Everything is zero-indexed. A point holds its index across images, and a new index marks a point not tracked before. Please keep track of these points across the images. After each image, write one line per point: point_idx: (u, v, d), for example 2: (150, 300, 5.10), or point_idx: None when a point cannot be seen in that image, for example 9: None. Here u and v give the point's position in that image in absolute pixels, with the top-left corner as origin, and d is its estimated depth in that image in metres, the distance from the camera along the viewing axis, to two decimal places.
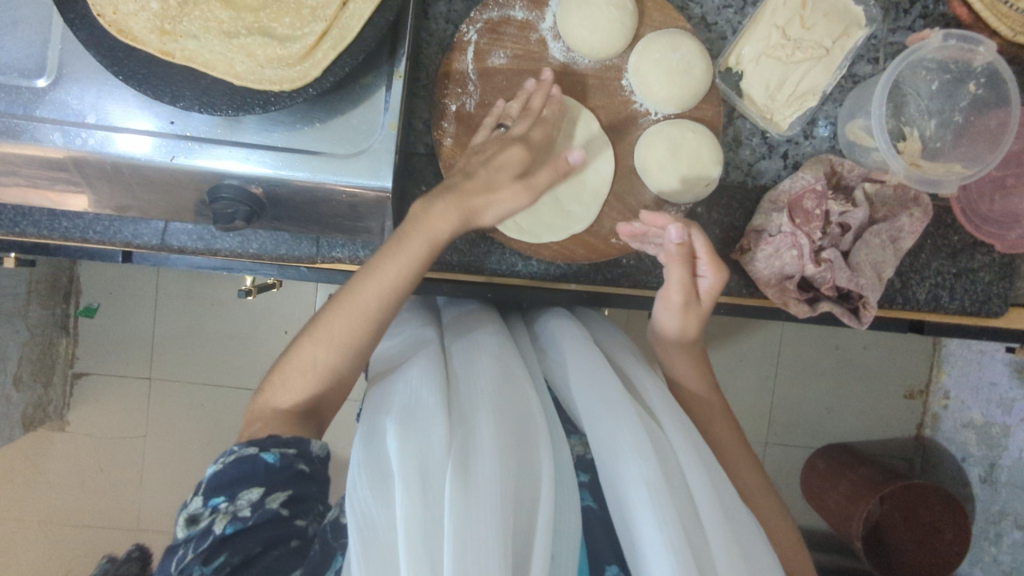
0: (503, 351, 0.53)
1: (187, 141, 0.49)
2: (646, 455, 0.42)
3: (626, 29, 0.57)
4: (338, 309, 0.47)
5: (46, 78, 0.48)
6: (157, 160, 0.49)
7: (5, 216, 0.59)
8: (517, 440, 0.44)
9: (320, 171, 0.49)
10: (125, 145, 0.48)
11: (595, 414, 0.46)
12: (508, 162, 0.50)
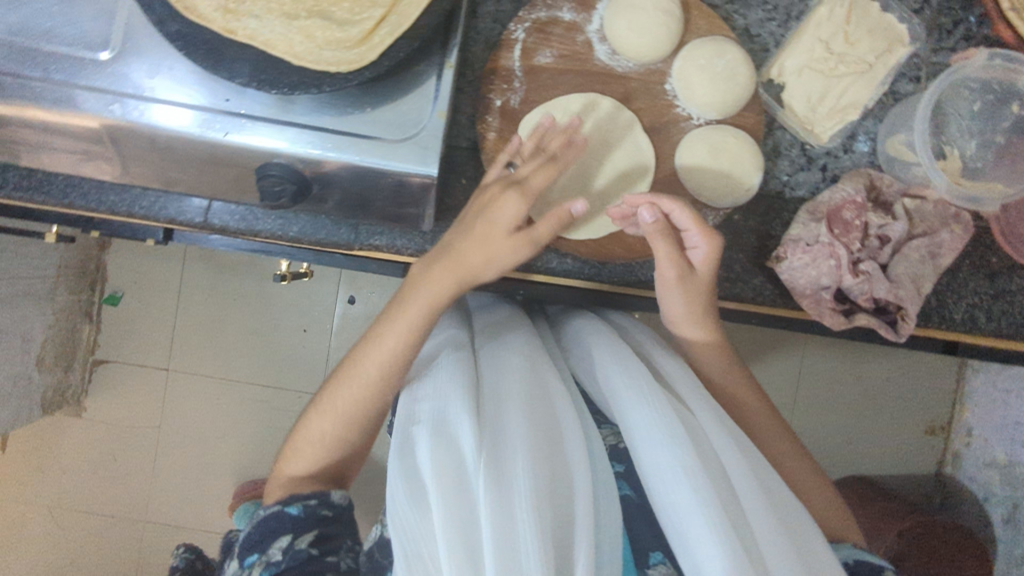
0: (525, 346, 0.54)
1: (237, 117, 0.50)
2: (679, 441, 0.43)
3: (673, 34, 0.58)
4: (346, 383, 0.53)
5: (109, 52, 0.49)
6: (204, 135, 0.50)
7: (52, 189, 0.59)
8: (546, 434, 0.46)
9: (369, 154, 0.51)
10: (165, 118, 0.49)
11: (625, 400, 0.47)
12: (501, 212, 0.50)
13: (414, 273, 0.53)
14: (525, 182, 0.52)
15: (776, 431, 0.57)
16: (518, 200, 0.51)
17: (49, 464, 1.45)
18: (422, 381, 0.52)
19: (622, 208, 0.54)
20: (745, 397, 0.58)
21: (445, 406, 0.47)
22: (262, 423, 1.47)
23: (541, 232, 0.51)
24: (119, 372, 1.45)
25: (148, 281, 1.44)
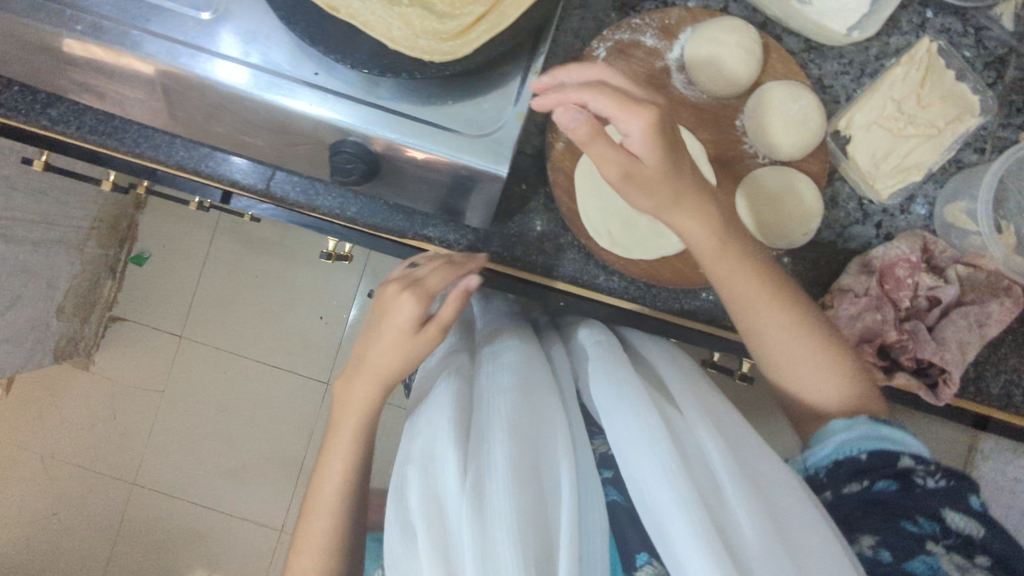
0: (518, 365, 0.59)
1: (283, 79, 0.50)
2: (660, 444, 0.45)
3: (751, 71, 0.59)
4: (317, 510, 0.56)
5: (209, 13, 0.50)
6: (251, 92, 0.50)
7: (128, 136, 0.62)
8: (529, 450, 0.49)
9: (445, 146, 0.51)
10: (221, 70, 0.49)
11: (614, 405, 0.50)
12: (400, 315, 0.55)
13: (353, 375, 0.58)
14: (421, 281, 0.57)
15: (812, 347, 0.55)
16: (413, 302, 0.55)
17: (47, 413, 1.45)
18: (421, 410, 0.57)
19: (564, 97, 0.50)
20: (776, 320, 0.55)
21: (432, 434, 0.52)
22: (264, 402, 1.47)
23: (445, 316, 0.56)
24: (133, 331, 1.46)
25: (176, 247, 1.46)
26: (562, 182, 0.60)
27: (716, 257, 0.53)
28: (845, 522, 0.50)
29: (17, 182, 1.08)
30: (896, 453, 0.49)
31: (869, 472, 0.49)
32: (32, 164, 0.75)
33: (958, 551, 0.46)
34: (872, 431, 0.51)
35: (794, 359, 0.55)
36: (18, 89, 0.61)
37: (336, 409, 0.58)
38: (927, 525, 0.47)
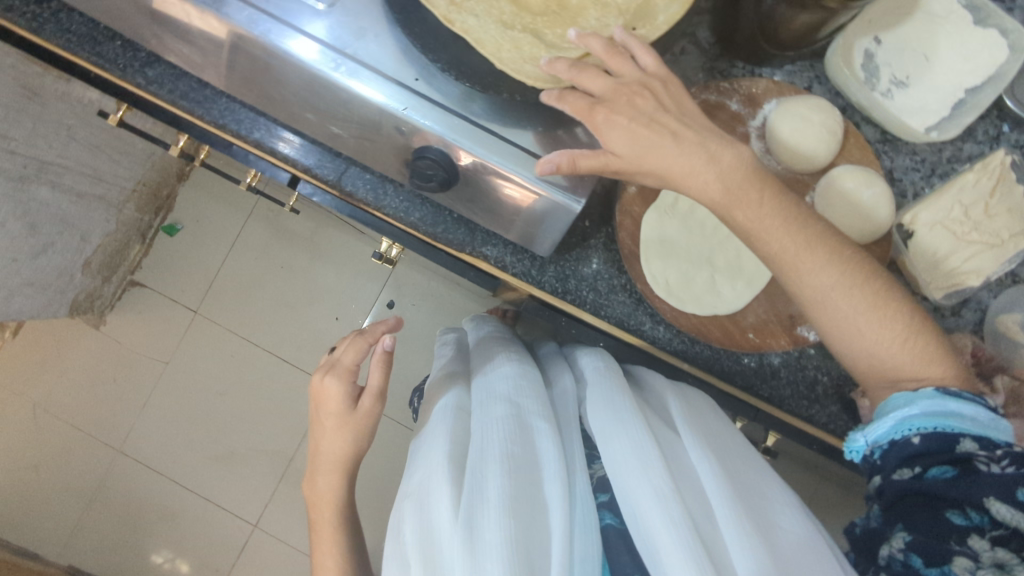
0: (516, 392, 0.61)
1: (350, 59, 0.51)
2: (652, 469, 0.48)
3: (829, 151, 0.60)
4: (321, 534, 0.73)
5: (323, 3, 0.51)
6: (318, 67, 0.50)
7: (216, 107, 0.63)
8: (524, 479, 0.51)
9: (526, 169, 0.52)
10: (296, 47, 0.50)
11: (608, 430, 0.52)
12: (331, 397, 0.70)
13: (322, 436, 0.71)
14: (338, 363, 0.71)
15: (863, 303, 0.52)
16: (339, 384, 0.70)
17: (49, 364, 1.43)
18: (425, 443, 0.60)
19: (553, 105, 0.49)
20: (821, 270, 0.52)
21: (432, 470, 0.54)
22: (266, 392, 1.46)
23: (374, 386, 0.69)
24: (150, 298, 1.46)
25: (209, 224, 1.47)
26: (627, 226, 0.60)
27: (736, 199, 0.52)
28: (892, 505, 0.49)
29: (77, 133, 1.10)
30: (952, 438, 0.47)
31: (922, 457, 0.48)
32: (108, 118, 0.77)
33: (1003, 544, 0.43)
34: (938, 407, 0.48)
35: (846, 317, 0.52)
36: (121, 44, 0.63)
37: (313, 462, 0.73)
38: (974, 516, 0.45)
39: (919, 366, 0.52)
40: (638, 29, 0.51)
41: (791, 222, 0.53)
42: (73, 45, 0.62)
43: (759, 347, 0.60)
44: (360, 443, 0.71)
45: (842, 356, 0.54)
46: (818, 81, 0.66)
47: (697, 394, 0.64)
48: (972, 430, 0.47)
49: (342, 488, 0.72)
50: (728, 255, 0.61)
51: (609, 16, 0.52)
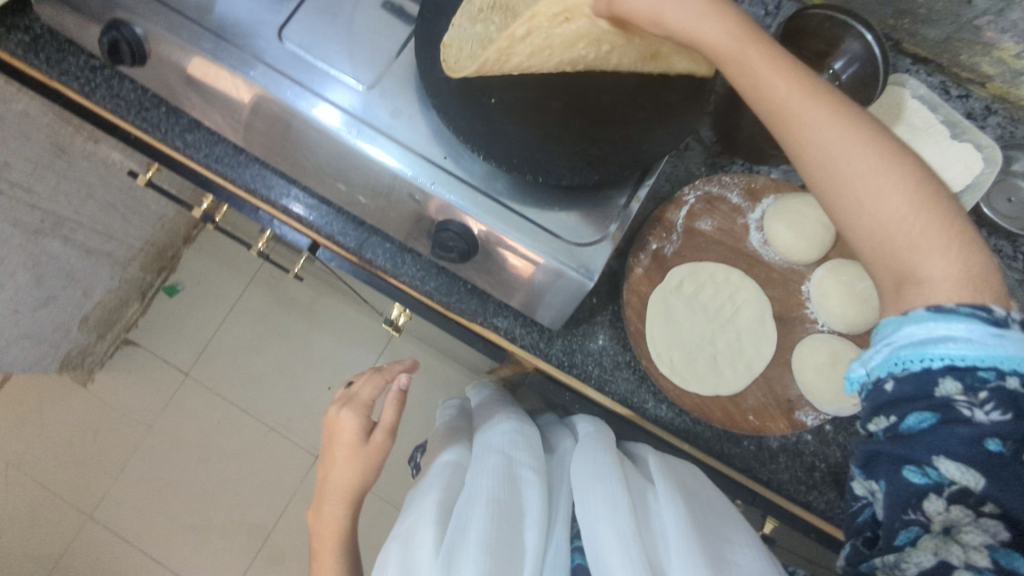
0: (510, 448, 0.63)
1: (373, 129, 0.56)
2: (618, 510, 0.49)
3: (823, 244, 0.64)
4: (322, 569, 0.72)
5: (364, 86, 0.57)
6: (340, 134, 0.55)
7: (248, 173, 0.67)
8: (508, 524, 0.52)
9: (542, 246, 0.55)
10: (318, 112, 0.55)
11: (586, 481, 0.53)
12: (346, 426, 0.71)
13: (331, 464, 0.72)
14: (356, 397, 0.74)
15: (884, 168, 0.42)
16: (354, 415, 0.72)
17: (29, 419, 1.40)
18: (417, 497, 0.62)
19: None
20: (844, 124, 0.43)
21: (421, 517, 0.56)
22: (249, 461, 1.42)
23: (388, 420, 0.71)
24: (142, 357, 1.45)
25: (211, 286, 1.49)
26: (633, 304, 0.62)
27: (742, 54, 0.45)
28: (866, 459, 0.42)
29: (96, 192, 1.14)
30: (931, 381, 0.38)
31: (897, 404, 0.39)
32: (138, 178, 0.81)
33: (959, 504, 0.38)
34: (925, 334, 0.39)
35: (853, 176, 0.43)
36: (165, 110, 0.67)
37: (318, 493, 0.73)
38: (931, 475, 0.38)
39: (927, 252, 0.41)
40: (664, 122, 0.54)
41: (800, 84, 0.45)
42: (121, 110, 0.66)
43: (760, 430, 0.61)
44: (367, 478, 0.71)
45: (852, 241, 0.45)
46: None
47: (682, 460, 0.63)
48: (960, 359, 0.37)
49: (346, 523, 0.72)
50: (729, 338, 0.63)
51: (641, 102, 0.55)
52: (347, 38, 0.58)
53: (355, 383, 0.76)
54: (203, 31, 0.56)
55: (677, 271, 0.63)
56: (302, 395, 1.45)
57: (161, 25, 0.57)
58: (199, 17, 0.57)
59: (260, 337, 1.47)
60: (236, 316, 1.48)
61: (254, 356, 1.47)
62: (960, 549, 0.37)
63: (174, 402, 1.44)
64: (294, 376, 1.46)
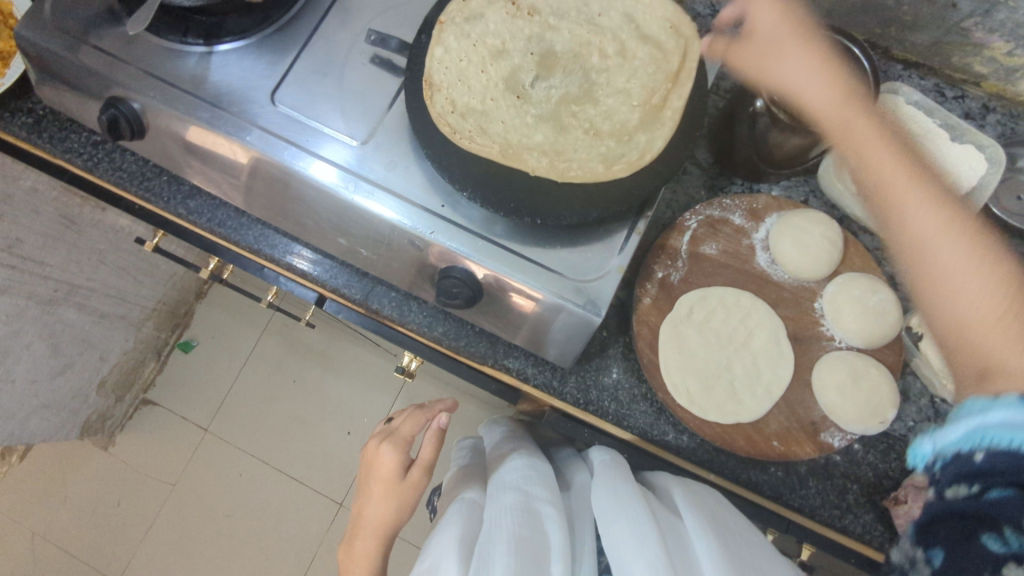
0: (527, 484, 0.62)
1: (374, 185, 0.56)
2: (647, 541, 0.47)
3: (831, 260, 0.63)
4: None
5: (359, 141, 0.58)
6: (339, 190, 0.56)
7: (251, 234, 0.67)
8: (532, 562, 0.52)
9: (545, 284, 0.54)
10: (314, 170, 0.56)
11: (608, 513, 0.51)
12: (384, 460, 0.71)
13: (367, 500, 0.70)
14: (396, 432, 0.74)
15: (952, 242, 0.46)
16: (394, 450, 0.71)
17: (53, 489, 1.41)
18: (436, 537, 0.61)
19: None
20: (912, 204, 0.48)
21: (442, 560, 0.55)
22: (273, 514, 1.41)
23: (425, 458, 0.70)
24: (161, 417, 1.46)
25: (226, 339, 1.50)
26: (644, 335, 0.62)
27: (853, 107, 0.53)
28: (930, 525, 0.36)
29: (107, 257, 1.15)
30: None
31: (984, 477, 0.34)
32: (145, 245, 0.82)
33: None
34: (1017, 419, 0.34)
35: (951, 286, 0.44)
36: (166, 178, 0.68)
37: (353, 530, 0.71)
38: (1015, 543, 0.33)
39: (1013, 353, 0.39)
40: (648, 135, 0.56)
41: (905, 166, 0.50)
42: (124, 181, 0.67)
43: (785, 455, 0.59)
44: (401, 516, 0.69)
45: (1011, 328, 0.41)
46: (814, 194, 0.71)
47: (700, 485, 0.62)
48: None
49: (375, 564, 0.69)
50: (745, 363, 0.61)
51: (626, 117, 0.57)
52: (340, 96, 0.59)
53: (396, 420, 0.77)
54: (199, 101, 0.58)
55: (686, 298, 0.63)
56: (323, 442, 1.44)
57: (158, 98, 0.58)
58: (194, 87, 0.58)
59: (276, 387, 1.47)
60: (252, 368, 1.48)
61: (273, 407, 1.46)
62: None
63: (194, 459, 1.43)
64: (313, 424, 1.45)
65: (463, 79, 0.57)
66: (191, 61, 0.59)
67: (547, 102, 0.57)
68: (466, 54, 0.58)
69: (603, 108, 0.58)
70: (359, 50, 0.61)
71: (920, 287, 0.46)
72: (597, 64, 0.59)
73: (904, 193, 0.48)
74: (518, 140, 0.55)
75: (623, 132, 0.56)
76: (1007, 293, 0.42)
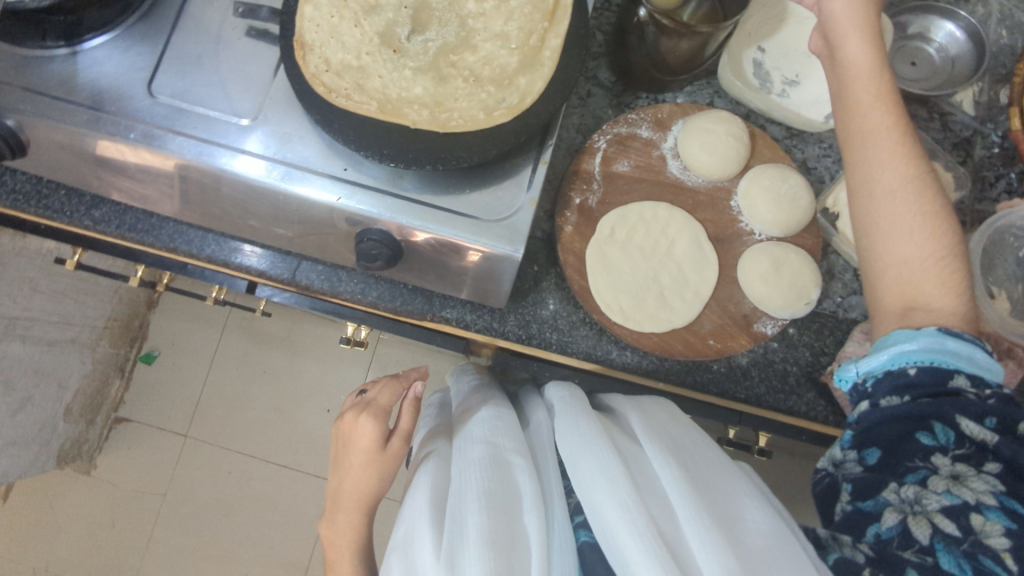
0: (496, 435, 0.64)
1: (290, 167, 0.55)
2: (616, 482, 0.49)
3: (739, 156, 0.64)
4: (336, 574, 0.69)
5: (249, 119, 0.56)
6: (263, 179, 0.54)
7: (165, 233, 0.66)
8: (505, 516, 0.53)
9: (465, 231, 0.54)
10: (233, 164, 0.54)
11: (576, 452, 0.53)
12: (365, 431, 0.69)
13: (348, 472, 0.69)
14: (373, 403, 0.72)
15: (908, 198, 0.50)
16: (373, 421, 0.69)
17: (43, 521, 1.40)
18: (409, 496, 0.62)
19: None
20: (889, 163, 0.51)
21: (415, 526, 0.56)
22: (271, 503, 1.43)
23: (404, 427, 0.71)
24: (137, 433, 1.45)
25: (186, 343, 1.48)
26: (572, 263, 0.63)
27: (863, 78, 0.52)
28: (867, 428, 0.50)
29: (39, 284, 1.12)
30: (946, 373, 0.47)
31: (914, 387, 0.48)
32: (65, 263, 0.79)
33: (963, 461, 0.46)
34: (937, 345, 0.47)
35: (918, 243, 0.50)
36: (65, 193, 0.66)
37: (332, 502, 0.70)
38: (942, 437, 0.46)
39: (939, 295, 0.50)
40: (534, 66, 0.55)
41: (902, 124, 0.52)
42: (21, 203, 0.65)
43: (723, 351, 0.62)
44: (383, 483, 0.70)
45: (945, 281, 0.50)
46: (718, 95, 0.72)
47: (654, 400, 0.64)
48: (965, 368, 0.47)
49: (361, 532, 0.69)
50: (671, 272, 0.63)
51: (510, 51, 0.56)
52: (220, 75, 0.57)
53: (370, 390, 0.75)
54: (71, 106, 0.55)
55: (606, 220, 0.64)
56: (305, 424, 1.46)
57: (32, 111, 0.55)
58: (63, 92, 0.55)
59: (247, 381, 1.47)
60: (218, 367, 1.47)
61: (248, 401, 1.46)
62: (969, 490, 0.44)
63: (177, 465, 1.44)
64: (292, 409, 1.46)
65: (336, 36, 0.56)
66: (56, 65, 0.56)
67: (424, 54, 0.56)
68: (336, 10, 0.56)
69: (482, 53, 0.57)
70: (231, 25, 0.59)
71: (874, 238, 0.52)
72: (472, 10, 0.58)
73: (892, 169, 0.51)
74: (397, 94, 0.55)
75: (503, 77, 0.56)
76: (947, 259, 0.50)
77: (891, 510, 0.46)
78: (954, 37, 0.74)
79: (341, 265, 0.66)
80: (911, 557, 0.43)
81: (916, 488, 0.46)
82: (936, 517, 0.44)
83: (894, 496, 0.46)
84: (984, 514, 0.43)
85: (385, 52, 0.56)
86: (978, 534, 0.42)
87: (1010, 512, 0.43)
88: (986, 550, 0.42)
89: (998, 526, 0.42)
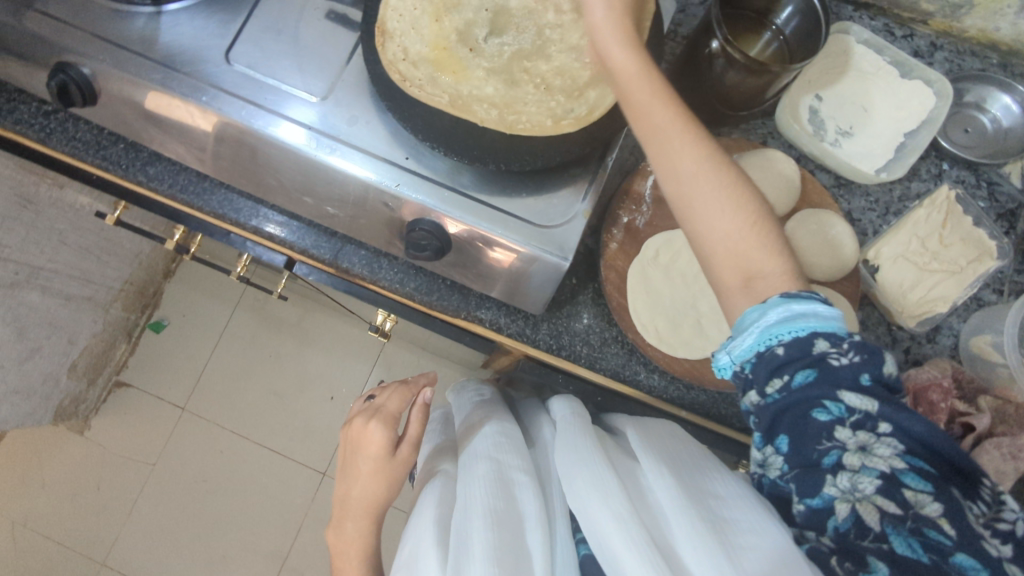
0: (498, 451, 0.63)
1: (332, 141, 0.56)
2: (611, 496, 0.48)
3: (790, 198, 0.65)
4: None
5: (317, 97, 0.57)
6: (305, 149, 0.55)
7: (214, 199, 0.67)
8: (510, 534, 0.53)
9: (515, 234, 0.55)
10: (281, 133, 0.55)
11: (571, 467, 0.53)
12: (373, 438, 0.68)
13: (358, 478, 0.69)
14: (383, 408, 0.71)
15: (711, 181, 0.48)
16: (382, 428, 0.69)
17: (29, 476, 1.39)
18: (416, 513, 0.62)
19: None
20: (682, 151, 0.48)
21: (419, 550, 0.56)
22: (259, 487, 1.42)
23: (412, 434, 0.70)
24: (136, 399, 1.44)
25: (197, 317, 1.48)
26: (613, 280, 0.63)
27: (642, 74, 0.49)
28: (768, 421, 0.47)
29: (68, 238, 1.13)
30: (809, 341, 0.44)
31: (787, 365, 0.45)
32: (107, 217, 0.80)
33: (862, 429, 0.43)
34: (788, 313, 0.45)
35: (741, 234, 0.47)
36: (124, 147, 0.66)
37: (339, 509, 0.69)
38: (835, 410, 0.43)
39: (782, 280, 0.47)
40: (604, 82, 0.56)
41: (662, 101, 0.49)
42: (79, 151, 0.65)
43: None
44: (392, 491, 0.69)
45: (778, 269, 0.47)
46: (772, 136, 0.73)
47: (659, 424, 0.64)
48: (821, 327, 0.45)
49: (369, 537, 0.69)
50: (711, 299, 0.63)
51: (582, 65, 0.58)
52: (295, 50, 0.58)
53: (378, 396, 0.74)
54: (149, 62, 0.56)
55: (652, 241, 0.64)
56: (305, 413, 1.45)
57: (110, 61, 0.56)
58: (142, 47, 0.56)
59: (251, 362, 1.46)
60: (226, 344, 1.47)
61: (251, 382, 1.46)
62: (880, 459, 0.43)
63: (170, 437, 1.43)
64: (294, 396, 1.46)
65: (416, 27, 0.57)
66: (139, 21, 0.57)
67: (499, 57, 0.58)
68: (419, 4, 0.58)
69: (555, 63, 0.58)
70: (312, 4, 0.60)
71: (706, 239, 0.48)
72: (551, 20, 0.59)
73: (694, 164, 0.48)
74: (468, 92, 0.56)
75: (573, 88, 0.57)
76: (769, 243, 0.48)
77: (839, 502, 0.43)
78: (1010, 110, 0.75)
79: (382, 253, 0.66)
80: (871, 548, 0.41)
81: (849, 476, 0.43)
82: (878, 499, 0.42)
83: (833, 489, 0.43)
84: (908, 485, 0.42)
85: (462, 49, 0.57)
86: (915, 508, 0.41)
87: (923, 473, 0.42)
88: (927, 521, 0.41)
89: (924, 491, 0.42)
